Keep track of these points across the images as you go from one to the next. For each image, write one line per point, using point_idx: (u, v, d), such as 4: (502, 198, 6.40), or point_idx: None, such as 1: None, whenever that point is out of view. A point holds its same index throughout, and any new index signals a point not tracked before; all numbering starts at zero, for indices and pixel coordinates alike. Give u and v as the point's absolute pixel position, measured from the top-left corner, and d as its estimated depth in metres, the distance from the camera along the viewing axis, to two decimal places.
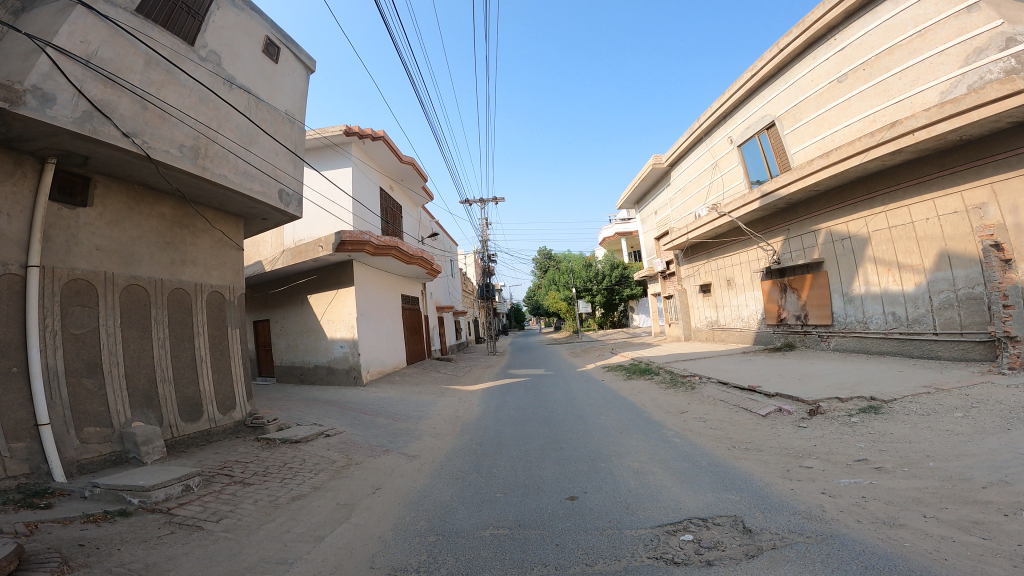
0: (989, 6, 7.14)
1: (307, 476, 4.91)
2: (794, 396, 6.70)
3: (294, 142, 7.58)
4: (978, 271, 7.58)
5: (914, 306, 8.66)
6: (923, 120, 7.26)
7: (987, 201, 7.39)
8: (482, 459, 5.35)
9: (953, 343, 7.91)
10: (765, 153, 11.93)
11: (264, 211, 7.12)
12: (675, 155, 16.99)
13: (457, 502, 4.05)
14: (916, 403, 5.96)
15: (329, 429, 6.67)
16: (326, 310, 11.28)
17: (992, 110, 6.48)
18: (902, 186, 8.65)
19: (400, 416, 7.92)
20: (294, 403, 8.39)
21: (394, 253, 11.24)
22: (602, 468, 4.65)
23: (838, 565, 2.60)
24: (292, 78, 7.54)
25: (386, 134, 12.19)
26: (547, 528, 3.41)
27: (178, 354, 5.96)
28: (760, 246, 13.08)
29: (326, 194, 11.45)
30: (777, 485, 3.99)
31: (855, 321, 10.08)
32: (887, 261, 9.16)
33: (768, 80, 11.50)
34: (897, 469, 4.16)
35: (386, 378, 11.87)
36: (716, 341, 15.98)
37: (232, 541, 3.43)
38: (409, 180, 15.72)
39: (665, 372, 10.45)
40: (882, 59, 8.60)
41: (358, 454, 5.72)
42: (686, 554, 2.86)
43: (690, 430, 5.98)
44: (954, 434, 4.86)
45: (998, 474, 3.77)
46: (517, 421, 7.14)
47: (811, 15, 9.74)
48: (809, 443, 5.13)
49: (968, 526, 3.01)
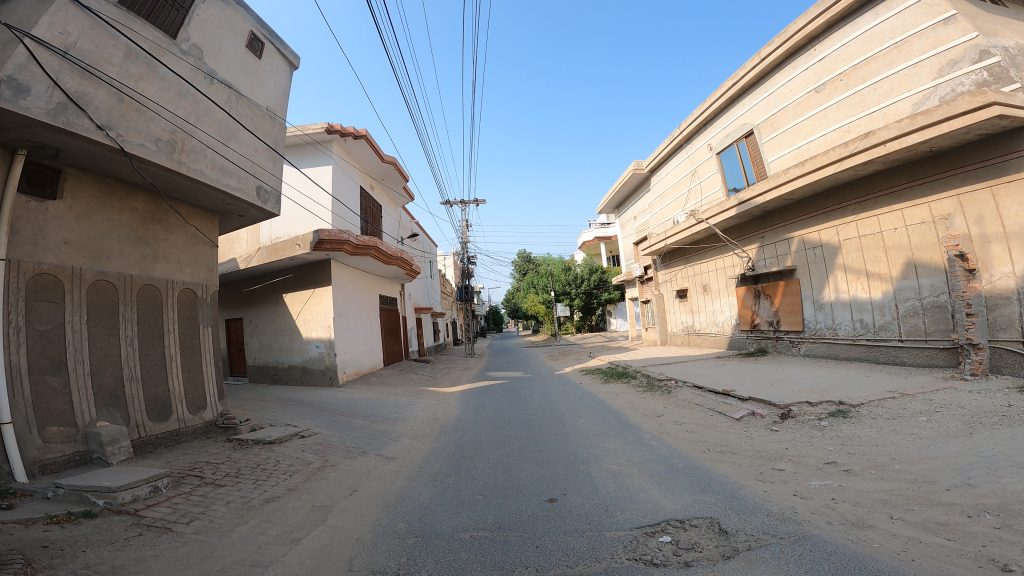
0: (964, 18, 7.29)
1: (281, 478, 4.84)
2: (767, 400, 6.83)
3: (274, 139, 7.46)
4: (942, 280, 7.84)
5: (881, 314, 8.91)
6: (895, 131, 7.48)
7: (953, 213, 7.62)
8: (461, 461, 5.33)
9: (918, 349, 8.18)
10: (743, 161, 12.17)
11: (241, 208, 7.01)
12: (655, 161, 17.18)
13: (435, 504, 4.02)
14: (882, 407, 6.12)
15: (304, 430, 6.57)
16: (302, 309, 11.12)
17: (962, 122, 6.65)
18: (872, 196, 8.92)
19: (377, 417, 7.86)
20: (268, 403, 8.26)
21: (372, 252, 11.13)
22: (581, 471, 4.66)
23: (810, 566, 2.66)
24: (275, 74, 7.42)
25: (368, 133, 12.09)
26: (528, 529, 3.42)
27: (147, 353, 5.81)
28: (734, 253, 13.32)
29: (306, 192, 11.32)
30: (751, 487, 4.06)
31: (825, 328, 10.31)
32: (856, 269, 9.41)
33: (748, 89, 11.71)
34: (865, 472, 4.27)
35: (363, 379, 11.76)
36: (692, 345, 16.19)
37: (206, 543, 3.36)
38: (389, 180, 15.59)
39: (643, 376, 10.52)
40: (860, 70, 8.81)
41: (334, 456, 5.64)
42: (664, 555, 2.89)
43: (666, 433, 6.05)
44: (918, 437, 5.01)
45: (962, 476, 3.90)
46: (495, 423, 7.12)
47: (793, 25, 9.93)
48: (781, 446, 5.24)
49: (933, 527, 3.10)
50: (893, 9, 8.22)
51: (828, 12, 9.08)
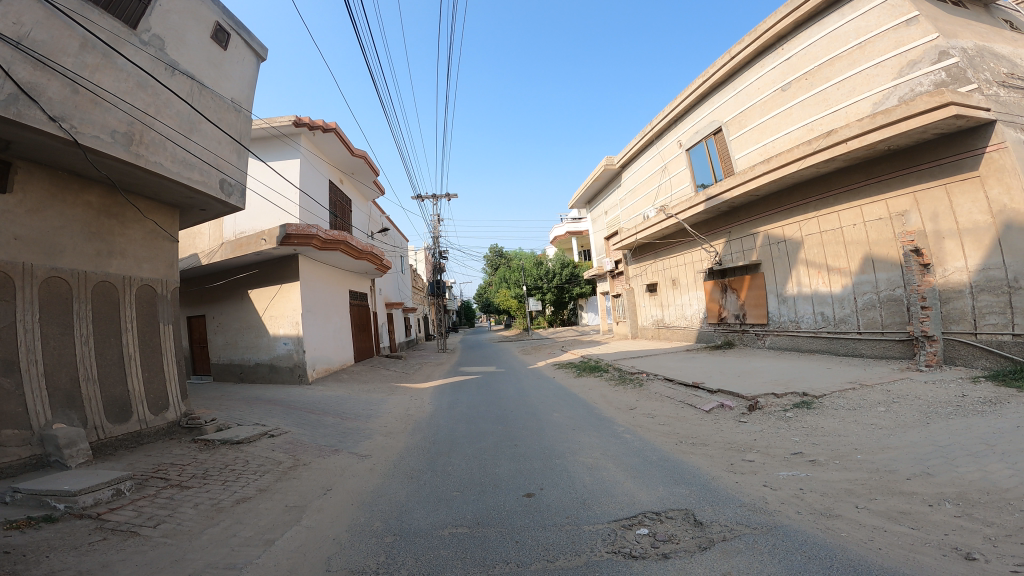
0: (926, 20, 7.52)
1: (251, 478, 4.72)
2: (735, 392, 6.97)
3: (240, 132, 7.25)
4: (898, 274, 8.12)
5: (841, 307, 9.20)
6: (856, 130, 7.69)
7: (909, 209, 7.88)
8: (436, 457, 5.29)
9: (875, 341, 8.47)
10: (711, 158, 12.37)
11: (203, 202, 6.81)
12: (626, 157, 17.32)
13: (412, 502, 3.98)
14: (844, 398, 6.31)
15: (273, 429, 6.43)
16: (268, 306, 10.88)
17: (920, 121, 6.85)
18: (833, 193, 9.17)
19: (348, 414, 7.75)
20: (234, 402, 8.05)
21: (342, 247, 10.96)
22: (558, 465, 4.68)
23: (784, 555, 2.72)
24: (241, 66, 7.20)
25: (337, 126, 11.87)
26: (507, 525, 3.41)
27: (103, 353, 5.60)
28: (702, 247, 13.55)
29: (272, 185, 11.06)
30: (723, 478, 4.14)
31: (788, 321, 10.58)
32: (818, 264, 9.66)
33: (718, 86, 11.88)
34: (829, 462, 4.39)
35: (333, 376, 11.59)
36: (661, 339, 16.43)
37: (176, 546, 3.26)
38: (359, 174, 15.34)
39: (615, 369, 10.62)
40: (825, 69, 9.03)
41: (305, 455, 5.54)
42: (643, 548, 2.92)
43: (639, 426, 6.12)
44: (878, 428, 5.18)
45: (921, 465, 4.05)
46: (469, 419, 7.10)
47: (762, 24, 10.09)
48: (749, 438, 5.35)
49: (897, 516, 3.21)
50: (858, 10, 8.43)
51: (797, 11, 9.26)
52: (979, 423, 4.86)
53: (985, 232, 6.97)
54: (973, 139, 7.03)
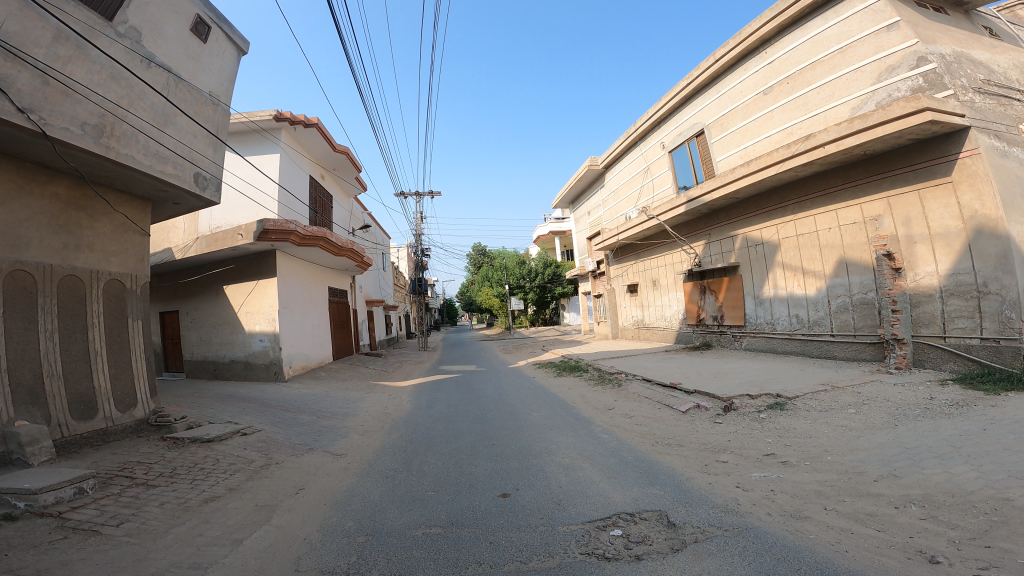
0: (906, 26, 7.63)
1: (221, 477, 4.64)
2: (711, 393, 7.02)
3: (217, 125, 7.12)
4: (870, 278, 8.27)
5: (815, 310, 9.33)
6: (834, 135, 7.80)
7: (882, 214, 8.02)
8: (412, 457, 5.25)
9: (848, 344, 8.61)
10: (693, 160, 12.47)
11: (176, 196, 6.67)
12: (609, 158, 17.37)
13: (386, 502, 3.94)
14: (815, 400, 6.40)
15: (245, 427, 6.33)
16: (244, 302, 10.72)
17: (896, 126, 6.95)
18: (810, 197, 9.30)
19: (325, 413, 7.66)
20: (206, 400, 7.90)
21: (320, 244, 10.85)
22: (534, 465, 4.67)
23: (754, 557, 2.74)
24: (221, 59, 7.06)
25: (318, 121, 11.74)
26: (481, 525, 3.39)
27: (68, 348, 5.47)
28: (682, 249, 13.66)
29: (249, 180, 10.90)
30: (696, 479, 4.17)
31: (765, 322, 10.70)
32: (794, 267, 9.79)
33: (701, 89, 11.96)
34: (800, 463, 4.44)
35: (311, 373, 11.47)
36: (642, 339, 16.51)
37: (140, 545, 3.19)
38: (341, 170, 15.20)
39: (595, 369, 10.62)
40: (806, 74, 9.15)
41: (278, 454, 5.46)
42: (616, 549, 2.92)
43: (616, 426, 6.14)
44: (847, 429, 5.26)
45: (888, 467, 4.12)
46: (447, 418, 7.06)
47: (746, 27, 10.16)
48: (723, 438, 5.40)
49: (864, 518, 3.26)
50: (840, 15, 8.52)
51: (782, 15, 9.34)
52: (946, 425, 4.96)
53: (956, 237, 7.11)
54: (948, 145, 7.15)
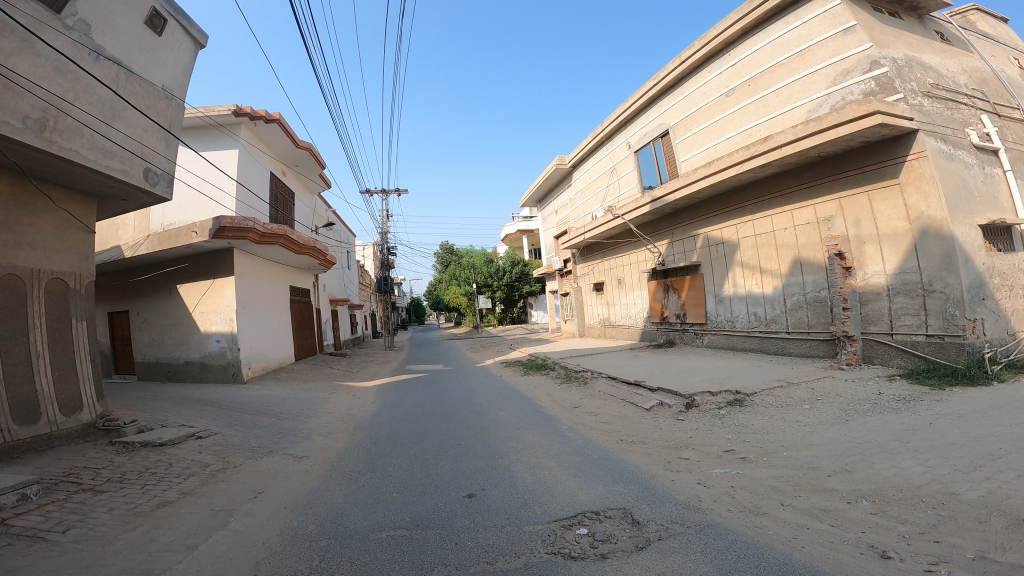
0: (861, 30, 7.85)
1: (174, 482, 4.48)
2: (674, 390, 7.12)
3: (170, 120, 6.88)
4: (823, 277, 8.52)
5: (772, 308, 9.57)
6: (790, 136, 8.00)
7: (834, 215, 8.27)
8: (376, 458, 5.18)
9: (802, 341, 8.86)
10: (658, 160, 12.65)
11: (125, 191, 6.42)
12: (577, 158, 17.45)
13: (349, 504, 3.88)
14: (772, 396, 6.56)
15: (200, 430, 6.14)
16: (199, 302, 10.40)
17: (848, 128, 7.16)
18: (767, 198, 9.53)
19: (286, 415, 7.50)
20: (159, 403, 7.63)
21: (281, 242, 10.60)
22: (500, 465, 4.66)
23: (715, 554, 2.78)
24: (176, 52, 6.82)
25: (279, 117, 11.48)
26: (447, 527, 3.36)
27: (8, 350, 5.21)
28: (647, 248, 13.83)
29: (205, 176, 10.56)
30: (660, 476, 4.22)
31: (725, 320, 10.93)
32: (752, 266, 10.02)
33: (667, 90, 12.11)
34: (758, 459, 4.54)
35: (271, 374, 11.20)
36: (607, 337, 16.66)
37: (89, 551, 3.07)
38: (304, 167, 14.89)
39: (561, 368, 10.67)
40: (766, 76, 9.35)
41: (236, 457, 5.31)
42: (582, 548, 2.93)
43: (582, 424, 6.17)
44: (802, 424, 5.41)
45: (840, 462, 4.24)
46: (412, 418, 6.99)
47: (712, 29, 10.31)
48: (686, 435, 5.49)
49: (819, 513, 3.34)
50: (801, 19, 8.72)
51: (745, 19, 9.51)
52: (893, 420, 5.15)
53: (903, 237, 7.38)
54: (896, 147, 7.40)
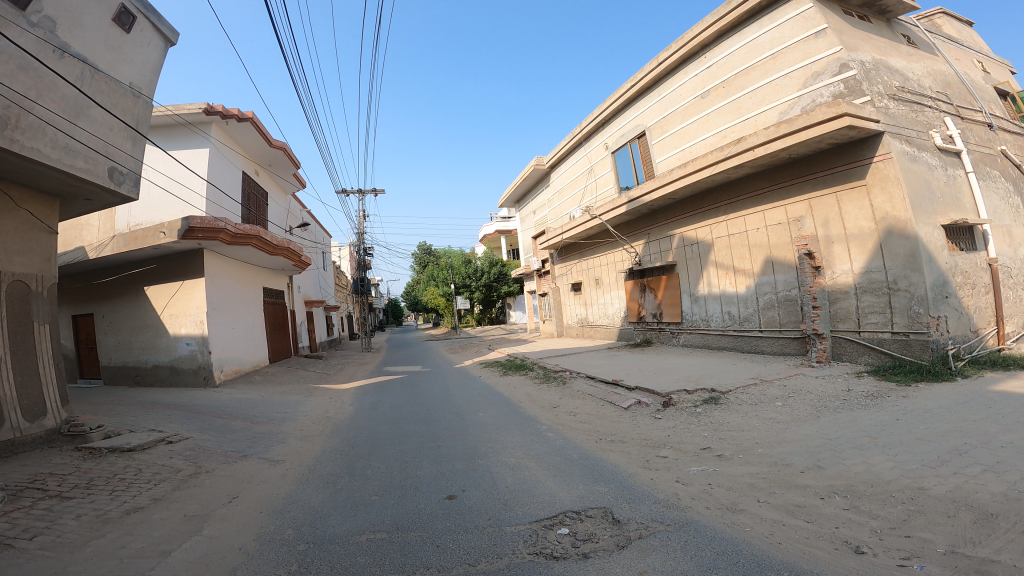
0: (831, 33, 8.00)
1: (144, 487, 4.37)
2: (651, 389, 7.19)
3: (138, 118, 6.71)
4: (794, 276, 8.67)
5: (745, 307, 9.73)
6: (763, 138, 8.13)
7: (804, 215, 8.44)
8: (353, 461, 5.12)
9: (775, 339, 9.03)
10: (635, 161, 12.76)
11: (90, 191, 6.25)
12: (555, 158, 17.51)
13: (327, 508, 3.83)
14: (747, 393, 6.66)
15: (171, 435, 6.00)
16: (167, 304, 10.17)
17: (818, 130, 7.31)
18: (740, 198, 9.68)
19: (260, 418, 7.38)
20: (127, 408, 7.44)
21: (253, 242, 10.43)
22: (480, 466, 4.65)
23: (696, 552, 2.81)
24: (145, 50, 6.66)
25: (252, 116, 11.29)
26: (428, 529, 3.34)
27: None
28: (624, 248, 13.94)
29: (173, 175, 10.34)
30: (639, 475, 4.25)
31: (700, 319, 11.07)
32: (725, 266, 10.16)
33: (644, 91, 12.21)
34: (734, 457, 4.61)
35: (243, 377, 11.01)
36: (585, 337, 16.75)
37: (57, 559, 2.98)
38: (278, 166, 14.66)
39: (540, 368, 10.70)
40: (740, 78, 9.49)
41: (208, 462, 5.21)
42: (564, 548, 2.93)
43: (562, 424, 6.19)
44: (776, 421, 5.51)
45: (813, 458, 4.33)
46: (391, 420, 6.94)
47: (689, 32, 10.41)
48: (663, 433, 5.55)
49: (793, 509, 3.40)
50: (774, 22, 8.86)
51: (720, 21, 9.63)
52: (863, 416, 5.28)
53: (869, 237, 7.56)
54: (863, 149, 7.58)
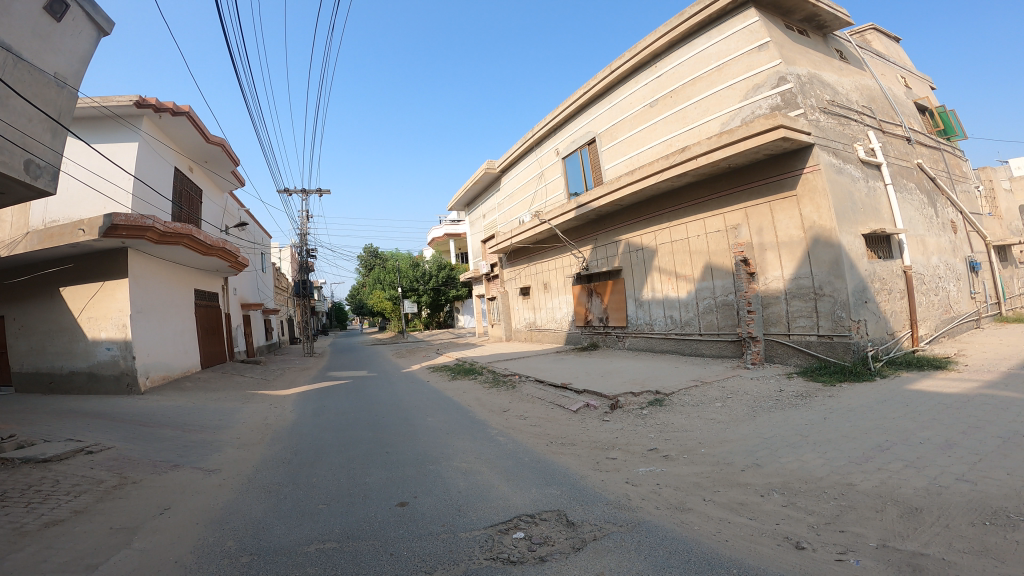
0: (772, 47, 8.36)
1: (64, 500, 4.09)
2: (599, 392, 7.30)
3: (62, 110, 6.27)
4: (730, 281, 9.01)
5: (686, 311, 10.03)
6: (705, 147, 8.41)
7: (741, 223, 8.79)
8: (298, 469, 4.96)
9: (714, 342, 9.34)
10: (585, 167, 12.95)
11: (5, 185, 5.81)
12: (506, 163, 17.56)
13: (271, 518, 3.70)
14: (689, 395, 6.87)
15: (92, 445, 5.64)
16: (86, 306, 9.59)
17: (757, 141, 7.62)
18: (683, 206, 9.99)
19: (192, 426, 7.04)
20: (44, 417, 6.95)
21: (184, 242, 9.97)
22: (431, 472, 4.59)
23: (648, 552, 2.87)
24: (74, 39, 6.26)
25: (188, 110, 10.81)
26: (380, 537, 3.27)
27: None
28: (571, 253, 14.11)
29: (95, 170, 9.76)
30: (590, 476, 4.31)
31: (644, 323, 11.33)
32: (668, 271, 10.45)
33: (595, 99, 12.40)
34: (679, 457, 4.74)
35: (173, 384, 10.48)
36: (533, 341, 16.85)
37: None
38: (215, 163, 14.08)
39: (488, 372, 10.71)
40: (687, 88, 9.80)
41: (135, 472, 4.92)
42: (520, 552, 2.93)
43: (512, 428, 6.20)
44: (716, 421, 5.70)
45: (752, 457, 4.50)
46: (337, 427, 6.77)
47: (641, 41, 10.64)
48: (611, 435, 5.65)
49: (737, 507, 3.52)
50: (721, 35, 9.17)
51: (671, 32, 9.88)
52: (795, 415, 5.53)
53: (798, 245, 7.95)
54: (794, 161, 7.96)
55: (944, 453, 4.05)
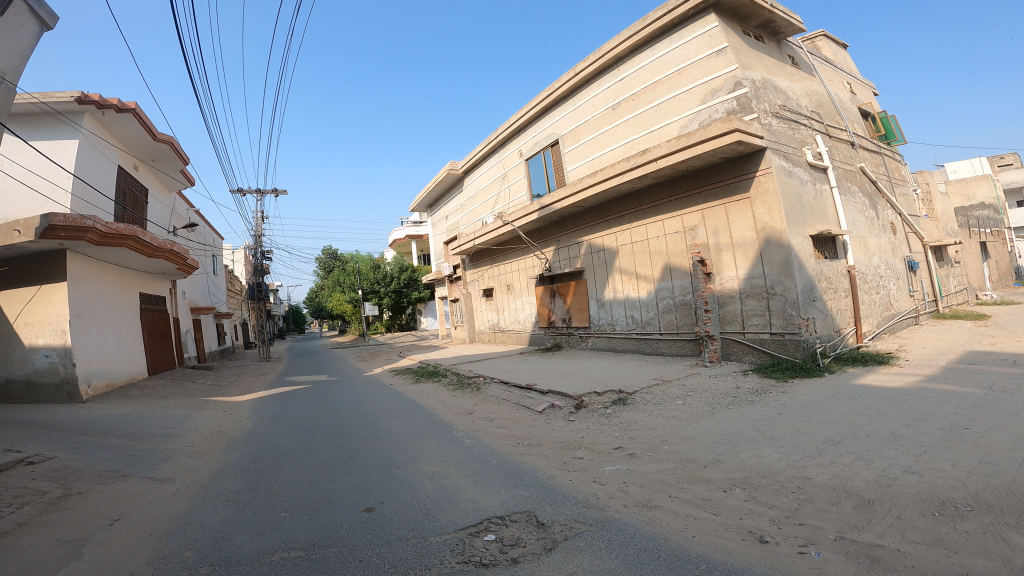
0: (729, 52, 8.56)
1: (4, 513, 3.87)
2: (564, 392, 7.33)
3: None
4: (688, 282, 9.19)
5: (646, 311, 10.18)
6: (664, 150, 8.55)
7: (698, 225, 8.98)
8: (258, 477, 4.82)
9: (673, 341, 9.51)
10: (548, 169, 13.02)
11: None
12: (469, 164, 17.50)
13: (231, 527, 3.58)
14: (651, 393, 6.97)
15: (33, 455, 5.35)
16: (21, 312, 9.13)
17: (713, 144, 7.80)
18: (643, 207, 10.14)
19: (142, 434, 6.76)
20: None
21: (126, 243, 9.59)
22: (397, 476, 4.53)
23: (619, 550, 2.90)
24: (14, 32, 5.94)
25: (133, 107, 10.45)
26: (347, 543, 3.21)
27: None
28: (534, 254, 14.16)
29: (33, 168, 9.30)
30: (557, 477, 4.32)
31: (606, 323, 11.46)
32: (629, 272, 10.59)
33: (559, 101, 12.47)
34: (644, 455, 4.80)
35: (117, 392, 10.06)
36: (496, 342, 16.84)
37: None
38: (162, 160, 13.55)
39: (453, 374, 10.64)
40: (649, 92, 9.95)
41: (81, 483, 4.69)
42: (492, 554, 2.92)
43: (478, 430, 6.17)
44: (678, 419, 5.81)
45: (714, 453, 4.59)
46: (297, 432, 6.61)
47: (605, 45, 10.74)
48: (577, 435, 5.68)
49: (702, 503, 3.59)
50: (682, 39, 9.33)
51: (634, 36, 10.00)
52: (751, 411, 5.69)
53: (751, 246, 8.17)
54: (748, 164, 8.18)
55: (891, 445, 4.22)
